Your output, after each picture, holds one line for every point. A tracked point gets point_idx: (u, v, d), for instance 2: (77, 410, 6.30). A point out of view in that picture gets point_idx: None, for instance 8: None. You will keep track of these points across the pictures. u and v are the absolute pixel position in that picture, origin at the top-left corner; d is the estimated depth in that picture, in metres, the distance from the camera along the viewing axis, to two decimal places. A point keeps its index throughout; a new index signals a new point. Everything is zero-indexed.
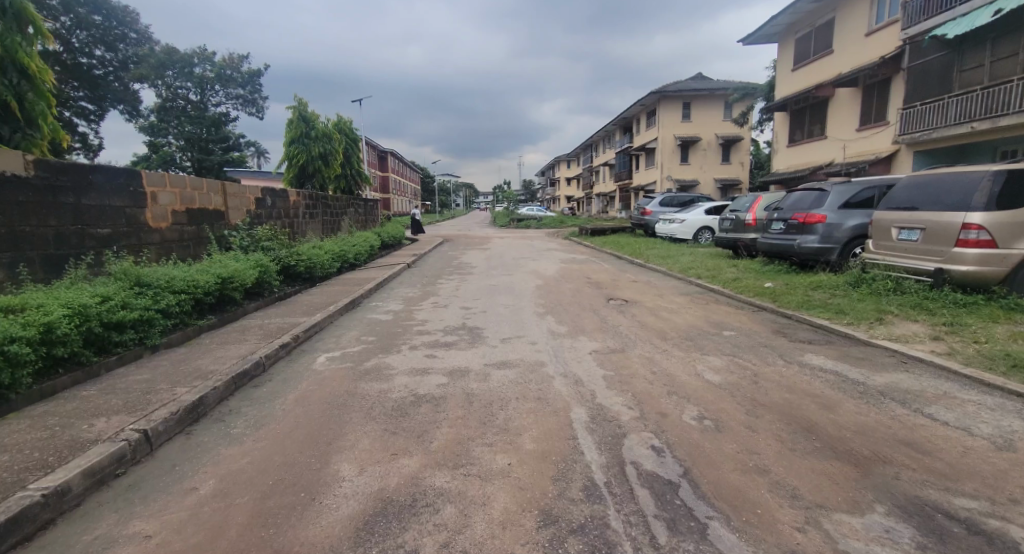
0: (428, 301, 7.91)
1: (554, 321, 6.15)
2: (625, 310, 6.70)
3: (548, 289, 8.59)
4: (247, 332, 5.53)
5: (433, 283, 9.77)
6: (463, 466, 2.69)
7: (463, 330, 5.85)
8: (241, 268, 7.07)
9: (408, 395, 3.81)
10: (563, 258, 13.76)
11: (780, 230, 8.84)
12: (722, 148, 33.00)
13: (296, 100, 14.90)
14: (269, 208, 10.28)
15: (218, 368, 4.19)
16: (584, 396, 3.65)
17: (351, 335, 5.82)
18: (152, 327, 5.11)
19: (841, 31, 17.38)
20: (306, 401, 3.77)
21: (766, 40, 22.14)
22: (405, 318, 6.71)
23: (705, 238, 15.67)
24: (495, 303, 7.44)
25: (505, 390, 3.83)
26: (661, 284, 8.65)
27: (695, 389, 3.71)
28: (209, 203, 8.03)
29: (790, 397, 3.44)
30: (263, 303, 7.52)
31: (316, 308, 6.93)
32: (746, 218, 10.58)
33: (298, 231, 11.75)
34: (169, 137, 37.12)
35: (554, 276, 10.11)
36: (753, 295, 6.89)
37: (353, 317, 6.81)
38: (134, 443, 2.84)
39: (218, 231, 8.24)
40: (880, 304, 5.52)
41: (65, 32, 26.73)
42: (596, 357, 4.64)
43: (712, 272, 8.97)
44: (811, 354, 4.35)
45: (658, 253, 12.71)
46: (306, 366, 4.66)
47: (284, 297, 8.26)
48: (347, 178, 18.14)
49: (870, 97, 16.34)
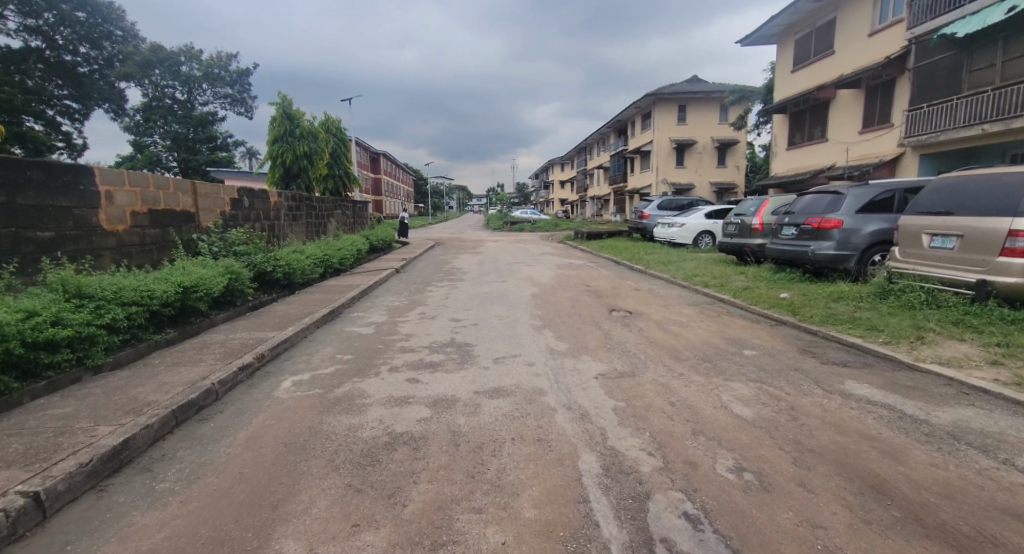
0: (414, 311, 7.28)
1: (552, 337, 5.54)
2: (630, 323, 6.12)
3: (544, 298, 7.99)
4: (205, 349, 4.86)
5: (422, 291, 9.14)
6: (442, 545, 2.07)
7: (451, 347, 5.22)
8: (207, 275, 6.41)
9: (383, 434, 3.17)
10: (559, 263, 13.19)
11: (792, 235, 8.31)
12: (718, 152, 32.67)
13: (279, 97, 14.17)
14: (246, 210, 9.58)
15: (158, 397, 3.52)
16: (593, 437, 3.05)
17: (326, 353, 5.17)
18: (94, 345, 4.45)
19: (843, 31, 16.99)
20: (259, 441, 3.12)
21: (765, 41, 21.76)
22: (388, 331, 6.08)
23: (705, 243, 15.16)
24: (488, 315, 6.82)
25: (499, 429, 3.20)
26: (666, 294, 8.04)
27: (724, 428, 3.11)
28: (177, 204, 7.36)
29: (842, 442, 2.85)
30: (233, 314, 6.87)
31: (290, 321, 6.27)
32: (753, 223, 10.05)
33: (278, 234, 11.03)
34: (156, 137, 36.16)
35: (550, 284, 9.50)
36: (770, 307, 6.31)
37: (331, 331, 6.16)
38: (17, 512, 2.19)
39: (187, 233, 7.57)
40: (916, 320, 4.96)
41: (48, 29, 25.85)
42: (603, 382, 4.03)
43: (720, 280, 8.42)
44: (851, 382, 3.77)
45: (658, 259, 12.14)
46: (268, 393, 4.00)
47: (258, 306, 7.59)
48: (335, 178, 17.44)
49: (874, 99, 15.94)
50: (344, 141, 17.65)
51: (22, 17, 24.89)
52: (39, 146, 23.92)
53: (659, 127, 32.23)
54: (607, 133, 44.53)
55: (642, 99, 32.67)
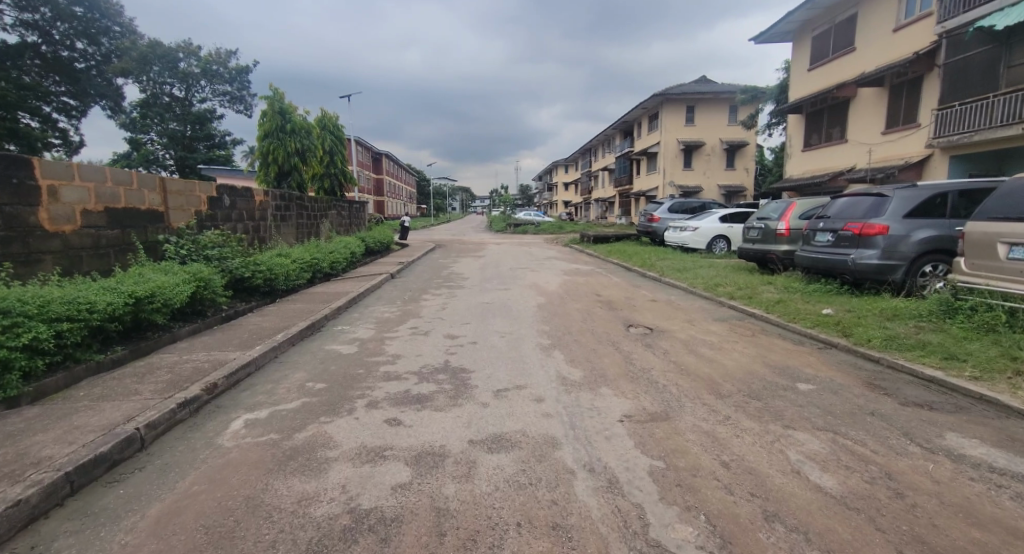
0: (405, 326, 6.45)
1: (564, 362, 4.70)
2: (652, 344, 5.30)
3: (552, 310, 7.15)
4: (148, 376, 4.02)
5: (416, 300, 8.33)
6: None
7: (443, 374, 4.38)
8: (168, 283, 5.63)
9: (341, 514, 2.34)
10: (565, 269, 12.36)
11: (828, 242, 7.47)
12: (727, 154, 31.83)
13: (270, 90, 13.37)
14: (226, 210, 8.79)
15: (53, 452, 2.70)
16: (630, 524, 2.21)
17: (293, 380, 4.33)
18: (7, 372, 3.62)
19: (865, 26, 16.16)
20: (174, 523, 2.29)
21: (779, 39, 20.94)
22: (372, 351, 5.25)
23: (719, 248, 14.30)
24: (489, 330, 6.01)
25: (499, 507, 2.36)
26: (687, 307, 7.21)
27: (807, 510, 2.27)
28: (141, 202, 6.60)
29: (989, 544, 1.99)
30: (200, 327, 6.09)
31: (261, 336, 5.44)
32: (778, 228, 9.24)
33: (264, 236, 10.25)
34: (152, 135, 35.43)
35: (557, 293, 8.67)
36: (812, 326, 5.47)
37: (308, 349, 5.33)
38: None
39: (153, 235, 6.79)
40: (1003, 348, 4.11)
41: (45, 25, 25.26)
42: (631, 430, 3.20)
43: (746, 291, 7.59)
44: (953, 435, 2.91)
45: (671, 265, 11.29)
46: (208, 440, 3.16)
47: (232, 317, 6.81)
48: (330, 177, 16.63)
49: (899, 97, 15.10)
50: (340, 138, 16.87)
51: (17, 11, 24.22)
52: (33, 142, 23.22)
53: (667, 128, 31.38)
54: (612, 134, 43.74)
55: (650, 99, 31.83)
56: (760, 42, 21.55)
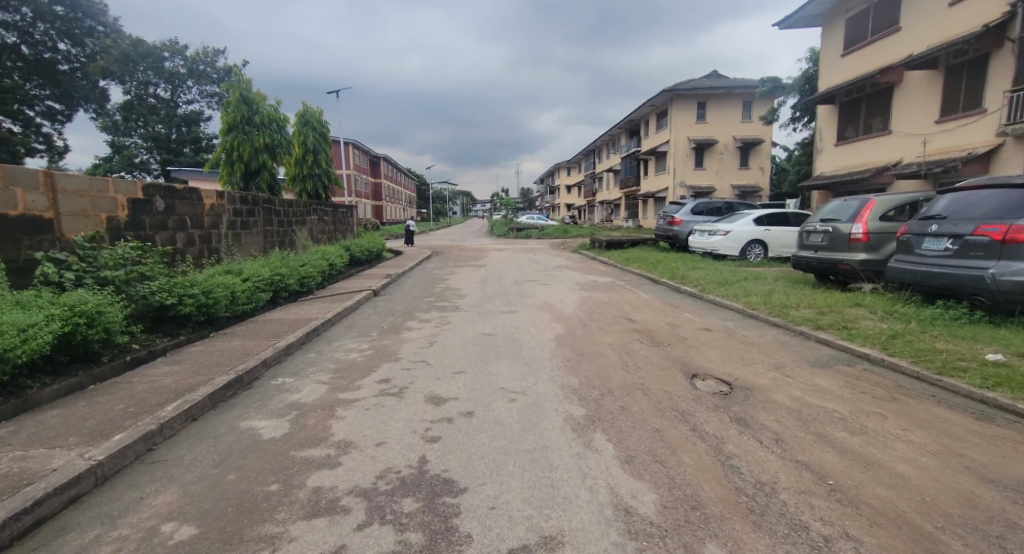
0: (371, 378, 4.53)
1: (618, 465, 2.79)
2: (745, 418, 3.38)
3: (576, 348, 5.24)
4: None
5: (396, 331, 6.41)
6: None
7: (413, 501, 2.49)
8: (8, 322, 3.76)
9: None
10: (581, 281, 10.48)
11: (944, 251, 5.56)
12: (742, 152, 29.95)
13: (234, 77, 11.54)
14: (159, 216, 6.94)
15: None
16: None
17: (145, 517, 2.42)
18: None
19: (912, 3, 14.33)
20: None
21: (805, 23, 19.16)
22: (308, 435, 3.34)
23: (754, 254, 12.41)
24: (491, 387, 4.11)
25: None
26: (761, 342, 5.29)
27: None
28: (9, 205, 4.81)
29: None
30: (77, 384, 4.21)
31: (143, 409, 3.54)
32: (853, 232, 7.33)
33: (213, 247, 8.34)
34: (136, 137, 33.73)
35: (579, 318, 6.79)
36: (988, 384, 3.55)
37: (209, 432, 3.41)
38: None
39: (29, 251, 4.97)
40: None
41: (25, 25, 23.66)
42: None
43: (838, 318, 5.66)
44: None
45: (709, 277, 9.36)
46: None
47: (139, 362, 4.94)
48: (312, 178, 14.85)
49: (957, 80, 13.24)
50: (324, 136, 15.10)
51: None
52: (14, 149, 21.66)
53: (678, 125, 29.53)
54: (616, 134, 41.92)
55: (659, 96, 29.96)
56: (784, 27, 19.73)
